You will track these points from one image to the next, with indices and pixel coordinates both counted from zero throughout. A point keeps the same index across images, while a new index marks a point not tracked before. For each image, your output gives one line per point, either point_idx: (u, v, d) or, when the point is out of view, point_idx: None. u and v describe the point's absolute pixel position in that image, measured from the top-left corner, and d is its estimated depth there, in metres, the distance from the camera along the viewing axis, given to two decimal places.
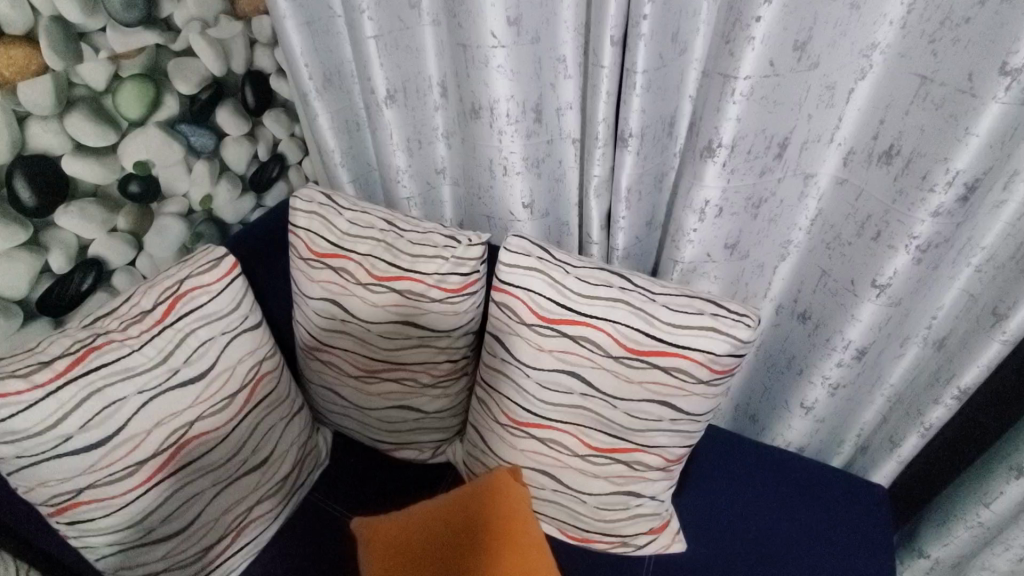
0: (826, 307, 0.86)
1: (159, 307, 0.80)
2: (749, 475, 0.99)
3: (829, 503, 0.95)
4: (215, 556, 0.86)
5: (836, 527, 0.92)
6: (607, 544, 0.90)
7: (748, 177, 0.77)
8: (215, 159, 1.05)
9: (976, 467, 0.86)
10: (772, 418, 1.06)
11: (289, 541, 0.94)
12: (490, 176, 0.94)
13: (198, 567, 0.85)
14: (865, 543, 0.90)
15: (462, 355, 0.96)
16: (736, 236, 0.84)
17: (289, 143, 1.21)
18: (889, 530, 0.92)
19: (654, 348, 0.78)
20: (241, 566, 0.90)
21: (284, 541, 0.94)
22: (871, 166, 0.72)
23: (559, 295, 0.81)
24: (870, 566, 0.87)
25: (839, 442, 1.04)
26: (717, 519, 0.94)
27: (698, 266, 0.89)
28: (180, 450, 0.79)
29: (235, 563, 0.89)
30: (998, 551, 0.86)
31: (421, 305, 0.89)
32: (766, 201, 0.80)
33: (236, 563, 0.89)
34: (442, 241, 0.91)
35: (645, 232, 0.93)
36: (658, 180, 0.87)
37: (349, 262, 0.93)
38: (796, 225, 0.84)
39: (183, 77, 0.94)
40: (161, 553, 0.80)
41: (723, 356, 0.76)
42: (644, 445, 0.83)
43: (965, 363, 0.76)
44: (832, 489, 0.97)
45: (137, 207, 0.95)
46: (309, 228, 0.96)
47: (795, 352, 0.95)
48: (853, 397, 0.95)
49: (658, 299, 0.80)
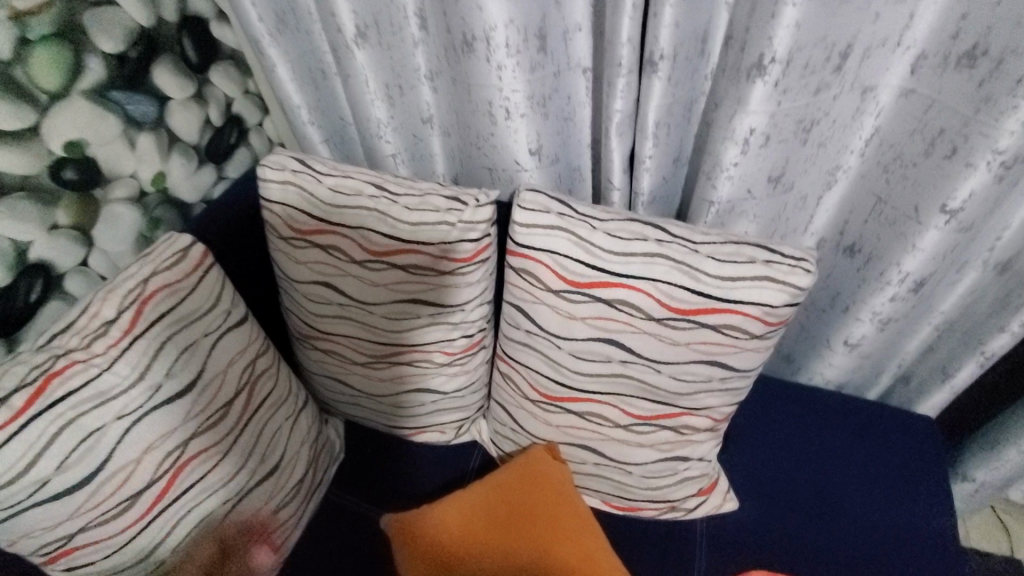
0: (881, 238, 0.78)
1: (125, 314, 0.68)
2: (794, 424, 0.94)
3: (880, 444, 0.91)
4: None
5: (892, 469, 0.88)
6: (656, 510, 0.85)
7: (800, 99, 0.66)
8: (162, 130, 0.89)
9: None
10: (811, 357, 1.00)
11: (318, 549, 0.87)
12: (489, 122, 0.81)
13: None
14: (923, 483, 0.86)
15: (478, 328, 0.86)
16: (782, 167, 0.74)
17: (245, 103, 1.04)
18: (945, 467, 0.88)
19: (700, 306, 0.69)
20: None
21: (310, 546, 0.87)
22: (946, 71, 0.62)
23: (589, 255, 0.71)
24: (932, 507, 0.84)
25: (880, 375, 0.99)
26: (766, 474, 0.89)
27: (737, 205, 0.79)
28: (178, 473, 0.69)
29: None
30: None
31: (428, 279, 0.79)
32: (818, 122, 0.69)
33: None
34: (443, 204, 0.78)
35: (672, 171, 0.82)
36: (688, 109, 0.75)
37: (338, 238, 0.80)
38: (850, 147, 0.73)
39: (107, 33, 0.77)
40: None
41: (780, 307, 0.68)
42: (692, 409, 0.76)
43: None
44: (883, 428, 0.92)
45: (78, 197, 0.80)
46: (286, 202, 0.83)
47: (840, 288, 0.87)
48: (901, 330, 0.88)
49: (702, 249, 0.70)
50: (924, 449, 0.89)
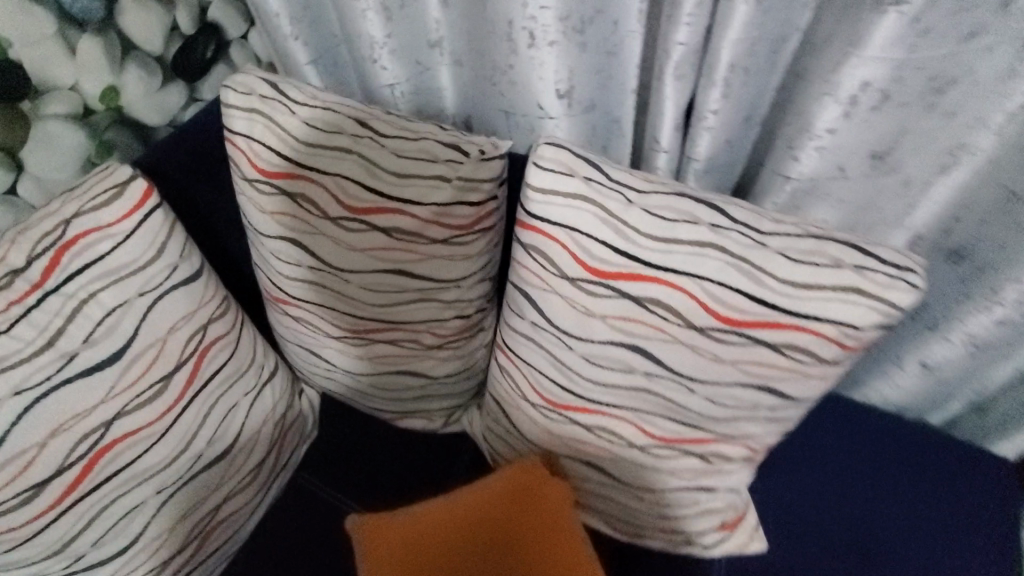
0: (1003, 246, 0.60)
1: (37, 263, 0.55)
2: (839, 453, 0.80)
3: (937, 488, 0.77)
4: (182, 564, 0.69)
5: (956, 529, 0.74)
6: (665, 541, 0.72)
7: (943, 42, 0.47)
8: (112, 34, 0.73)
9: None
10: (873, 373, 0.84)
11: (278, 535, 0.80)
12: (509, 50, 0.63)
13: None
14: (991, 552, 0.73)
15: (477, 309, 0.72)
16: (892, 140, 0.56)
17: (225, 9, 0.86)
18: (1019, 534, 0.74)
19: (759, 318, 0.53)
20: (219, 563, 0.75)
21: (269, 531, 0.80)
22: None
23: (619, 237, 0.55)
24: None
25: (949, 401, 0.83)
26: (801, 508, 0.76)
27: (820, 183, 0.62)
28: (97, 459, 0.58)
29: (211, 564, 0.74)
30: None
31: (416, 247, 0.64)
32: (955, 83, 0.50)
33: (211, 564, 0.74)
34: (441, 154, 0.62)
35: (738, 133, 0.64)
36: (777, 48, 0.55)
37: (311, 187, 0.65)
38: (987, 120, 0.52)
39: None
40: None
41: (865, 329, 0.52)
42: (723, 436, 0.63)
43: None
44: (943, 469, 0.79)
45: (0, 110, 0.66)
46: (252, 136, 0.68)
47: (927, 301, 0.70)
48: (996, 359, 0.71)
49: (770, 243, 0.54)
50: (996, 511, 0.75)
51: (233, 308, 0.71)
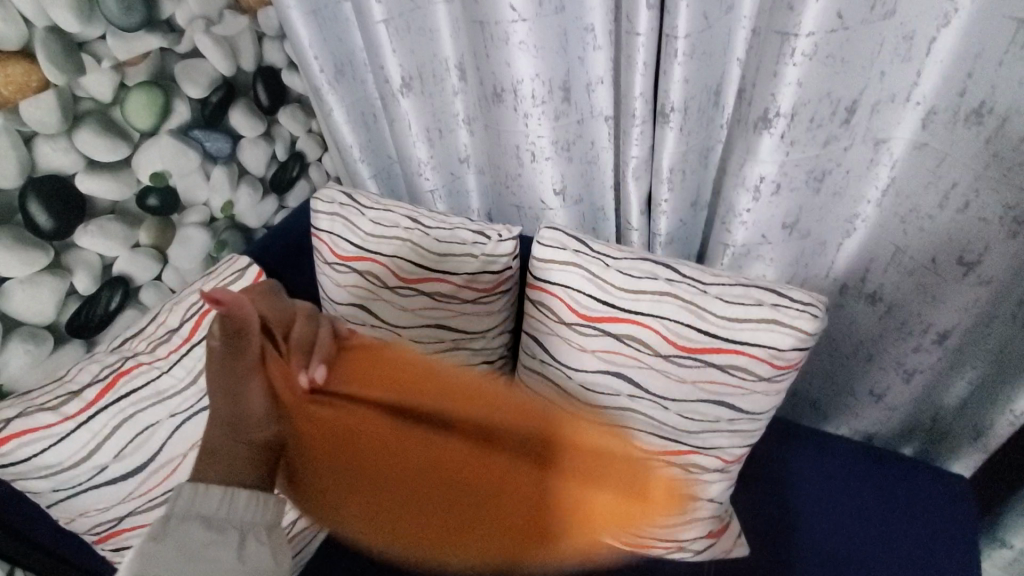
0: (900, 287, 0.77)
1: (186, 325, 0.76)
2: (802, 469, 0.93)
3: (925, 512, 0.86)
4: None
5: (904, 509, 0.86)
6: (664, 549, 0.86)
7: (810, 149, 0.68)
8: (233, 164, 1.01)
9: None
10: (836, 407, 0.98)
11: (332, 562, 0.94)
12: (517, 163, 0.87)
13: None
14: (941, 518, 0.85)
15: (498, 355, 0.92)
16: (796, 214, 0.75)
17: (307, 141, 1.16)
18: (961, 504, 0.86)
19: (708, 345, 0.71)
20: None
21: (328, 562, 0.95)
22: (957, 127, 0.62)
23: (601, 290, 0.75)
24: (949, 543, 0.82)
25: (912, 429, 0.93)
26: (779, 518, 0.89)
27: (753, 248, 0.80)
28: None
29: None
30: None
31: (451, 307, 0.85)
32: (830, 172, 0.71)
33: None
34: (470, 237, 0.84)
35: (690, 215, 0.85)
36: (703, 157, 0.78)
37: (374, 265, 0.88)
38: (866, 196, 0.74)
39: (191, 80, 0.89)
40: None
41: (787, 351, 0.68)
42: (700, 448, 0.78)
43: None
44: (923, 499, 0.87)
45: (158, 220, 0.92)
46: (332, 230, 0.91)
47: (862, 336, 0.86)
48: (929, 383, 0.84)
49: (710, 290, 0.72)
50: (938, 497, 0.87)
51: None
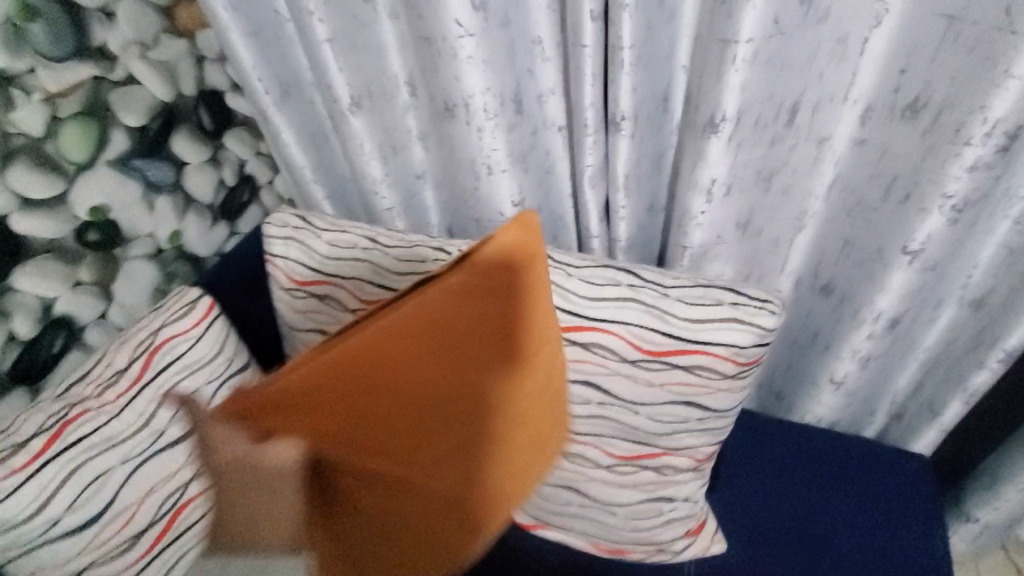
0: (851, 278, 0.79)
1: (135, 364, 0.73)
2: (774, 461, 0.95)
3: (893, 499, 0.88)
4: None
5: (872, 498, 0.89)
6: (644, 553, 0.87)
7: (756, 149, 0.70)
8: (179, 192, 0.97)
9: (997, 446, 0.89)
10: (798, 397, 1.01)
11: None
12: (473, 176, 0.86)
13: None
14: (906, 503, 0.88)
15: None
16: (747, 213, 0.77)
17: (256, 163, 1.12)
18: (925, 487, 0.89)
19: (673, 348, 0.71)
20: None
21: None
22: (893, 122, 0.66)
23: (565, 300, 0.75)
24: (917, 528, 0.85)
25: (872, 412, 0.97)
26: (751, 512, 0.90)
27: (709, 249, 0.82)
28: (181, 510, 0.73)
29: None
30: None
31: None
32: (777, 171, 0.73)
33: None
34: (431, 254, 0.83)
35: (647, 219, 0.86)
36: (656, 162, 0.79)
37: (335, 289, 0.86)
38: (813, 192, 0.76)
39: (129, 108, 0.85)
40: None
41: (749, 347, 0.70)
42: (672, 449, 0.79)
43: (972, 366, 0.79)
44: (894, 484, 0.89)
45: (100, 256, 0.87)
46: (288, 256, 0.89)
47: (820, 327, 0.89)
48: (887, 367, 0.87)
49: (672, 293, 0.73)
50: (902, 483, 0.89)
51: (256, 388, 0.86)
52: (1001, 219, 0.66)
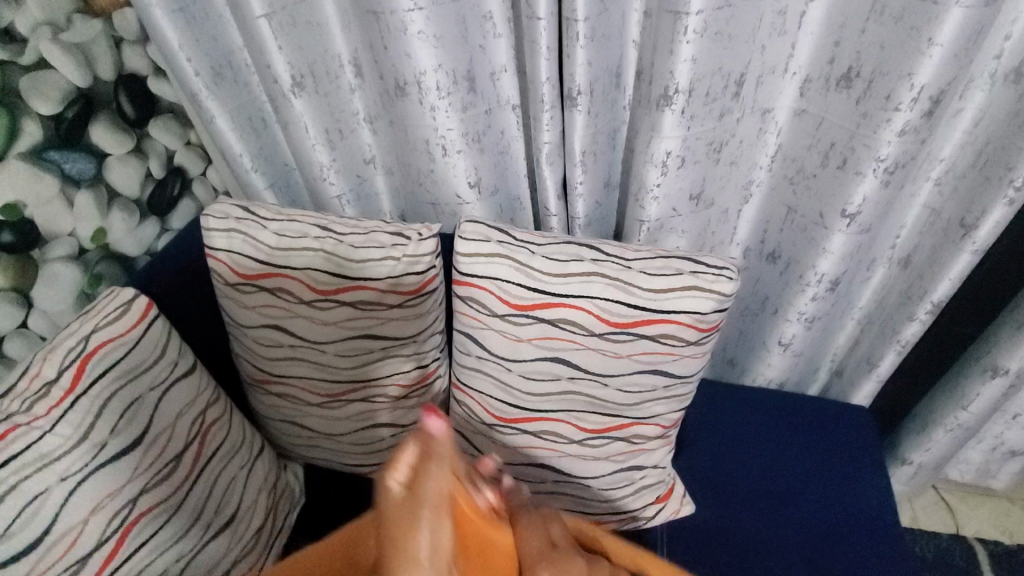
0: (795, 244, 0.84)
1: (67, 373, 0.67)
2: (732, 426, 0.99)
3: (840, 449, 0.95)
4: None
5: (822, 449, 0.95)
6: (618, 522, 0.89)
7: (707, 122, 0.72)
8: (100, 186, 0.89)
9: (926, 392, 0.97)
10: (749, 361, 1.06)
11: None
12: (427, 158, 0.84)
13: None
14: (851, 451, 0.94)
15: (433, 358, 0.88)
16: (700, 185, 0.80)
17: (186, 154, 1.04)
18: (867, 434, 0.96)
19: (639, 319, 0.73)
20: None
21: None
22: (830, 92, 0.69)
23: (530, 278, 0.75)
24: (863, 471, 0.92)
25: (816, 370, 1.04)
26: (715, 476, 0.94)
27: (665, 222, 0.84)
28: (129, 529, 0.67)
29: None
30: (986, 431, 0.98)
31: (377, 314, 0.80)
32: (727, 143, 0.75)
33: None
34: (388, 240, 0.80)
35: (604, 195, 0.87)
36: (611, 137, 0.80)
37: (286, 281, 0.81)
38: (758, 163, 0.80)
39: (41, 94, 0.77)
40: None
41: (710, 314, 0.73)
42: (641, 418, 0.80)
43: (905, 319, 0.84)
44: (841, 435, 0.96)
45: (15, 258, 0.78)
46: (231, 249, 0.84)
47: (768, 293, 0.93)
48: (827, 326, 0.94)
49: (634, 265, 0.75)
50: (847, 433, 0.96)
51: (205, 390, 0.80)
52: (923, 182, 0.74)
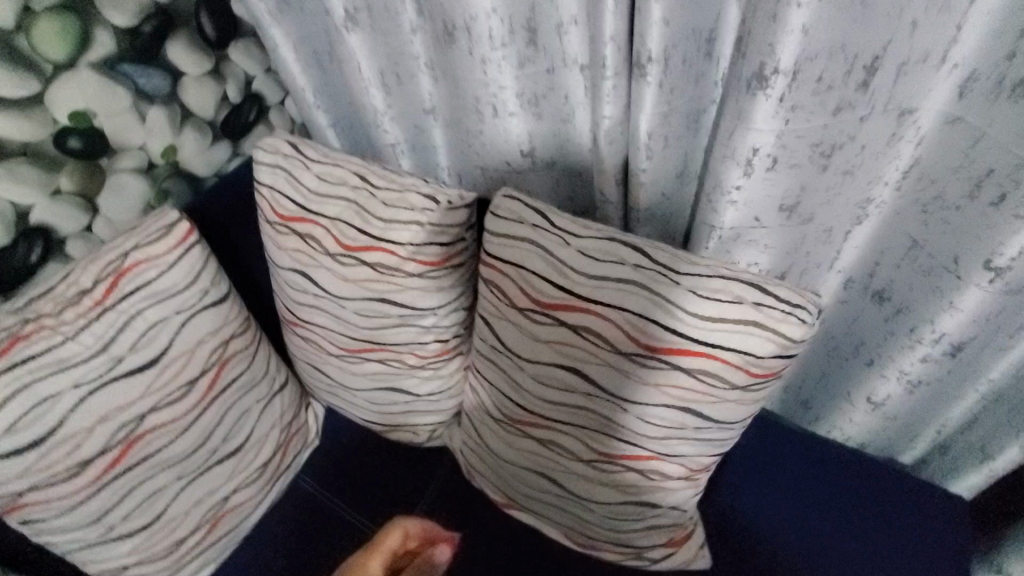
0: (912, 289, 0.66)
1: (101, 285, 0.70)
2: (786, 480, 0.84)
3: (917, 543, 0.77)
4: (188, 550, 0.79)
5: (893, 537, 0.78)
6: (618, 554, 0.79)
7: (816, 117, 0.55)
8: (174, 104, 0.91)
9: None
10: (829, 407, 0.89)
11: (275, 541, 0.88)
12: (478, 118, 0.75)
13: (170, 563, 0.79)
14: (930, 548, 0.77)
15: (454, 334, 0.82)
16: (797, 195, 0.63)
17: (265, 81, 1.04)
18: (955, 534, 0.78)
19: (674, 345, 0.61)
20: (220, 555, 0.84)
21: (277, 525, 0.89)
22: (1000, 101, 0.49)
23: (558, 274, 0.65)
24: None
25: (912, 438, 0.85)
26: (747, 533, 0.81)
27: (743, 232, 0.69)
28: (134, 442, 0.71)
29: (213, 554, 0.83)
30: None
31: (396, 280, 0.75)
32: (840, 147, 0.57)
33: (214, 553, 0.83)
34: (420, 202, 0.74)
35: (674, 187, 0.73)
36: (693, 118, 0.65)
37: (315, 228, 0.78)
38: (883, 178, 0.61)
39: (114, 5, 0.78)
40: (125, 549, 0.74)
41: (767, 359, 0.59)
42: (662, 454, 0.69)
43: None
44: (922, 525, 0.78)
45: (83, 164, 0.83)
46: (274, 186, 0.82)
47: (864, 338, 0.76)
48: (937, 395, 0.75)
49: (685, 281, 0.62)
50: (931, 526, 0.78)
51: (233, 322, 0.80)
52: None
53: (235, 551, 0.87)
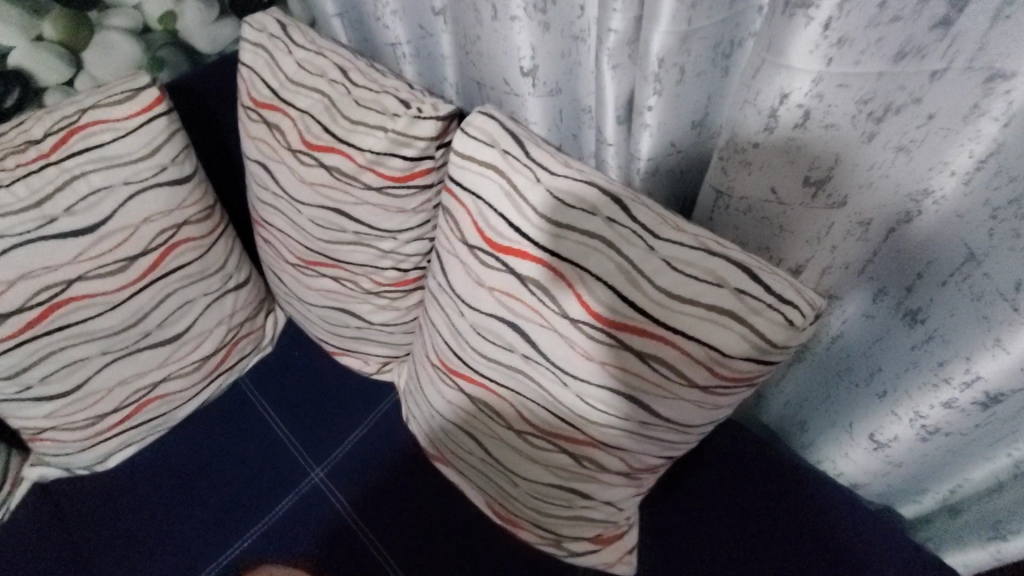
0: (955, 316, 0.52)
1: (50, 139, 0.65)
2: (751, 502, 0.73)
3: None
4: (111, 425, 0.79)
5: None
6: (537, 538, 0.72)
7: (872, 62, 0.41)
8: None
9: None
10: (826, 435, 0.76)
11: (207, 438, 0.86)
12: (477, 20, 0.65)
13: (90, 433, 0.78)
14: None
15: (414, 265, 0.75)
16: (828, 167, 0.49)
17: None
18: None
19: (629, 321, 0.51)
20: (148, 438, 0.85)
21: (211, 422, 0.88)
22: None
23: (518, 213, 0.55)
24: None
25: (914, 490, 0.72)
26: (692, 552, 0.71)
27: (756, 208, 0.57)
28: (58, 307, 0.68)
29: (139, 435, 0.83)
30: None
31: (352, 191, 0.67)
32: (895, 111, 0.44)
33: (140, 435, 0.83)
34: (392, 107, 0.65)
35: (686, 139, 0.61)
36: (722, 49, 0.53)
37: (283, 119, 0.70)
38: (948, 163, 0.47)
39: None
40: (45, 412, 0.74)
41: (737, 360, 0.48)
42: (599, 443, 0.59)
43: None
44: None
45: (70, 13, 0.78)
46: (252, 67, 0.74)
47: (883, 364, 0.62)
48: (955, 450, 0.62)
49: (660, 248, 0.51)
50: None
51: (189, 207, 0.75)
52: None
53: (164, 437, 0.86)
